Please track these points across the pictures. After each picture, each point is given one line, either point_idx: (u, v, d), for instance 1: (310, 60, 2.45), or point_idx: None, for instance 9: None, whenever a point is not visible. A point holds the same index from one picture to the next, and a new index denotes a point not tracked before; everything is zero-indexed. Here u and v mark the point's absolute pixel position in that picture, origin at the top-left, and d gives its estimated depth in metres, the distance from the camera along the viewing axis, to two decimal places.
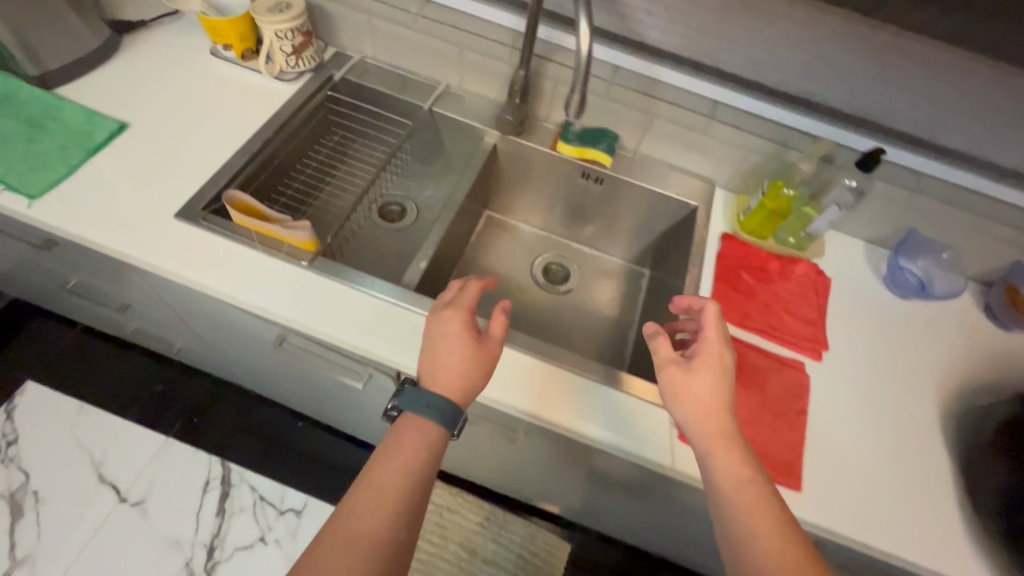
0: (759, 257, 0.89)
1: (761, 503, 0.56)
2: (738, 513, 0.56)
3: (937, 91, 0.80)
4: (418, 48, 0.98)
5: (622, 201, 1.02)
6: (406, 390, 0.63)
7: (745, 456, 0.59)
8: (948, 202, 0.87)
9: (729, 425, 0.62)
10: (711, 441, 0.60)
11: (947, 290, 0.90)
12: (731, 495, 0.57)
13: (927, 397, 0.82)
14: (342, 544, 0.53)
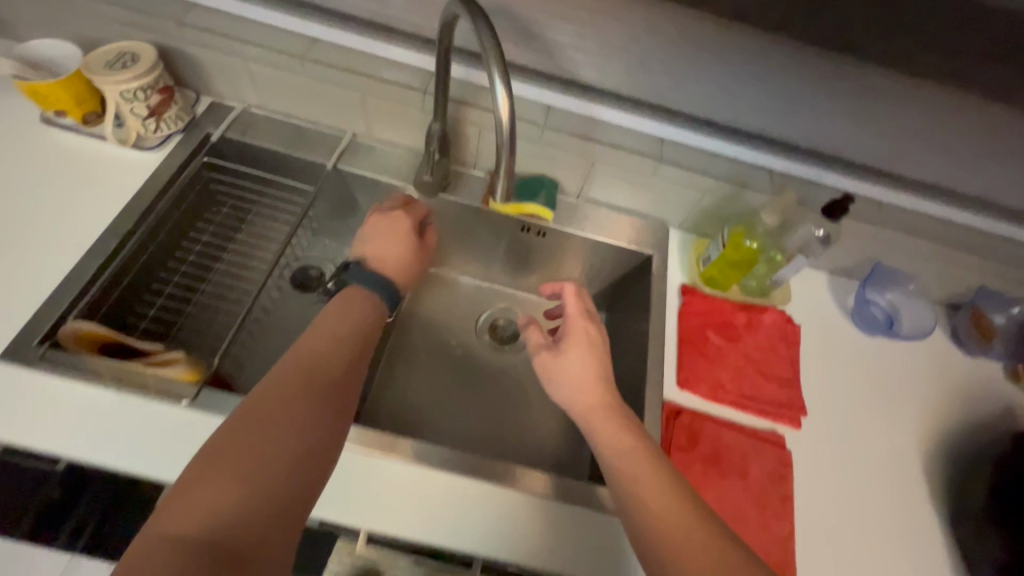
0: (724, 312, 0.81)
1: (643, 464, 0.58)
2: (621, 473, 0.58)
3: (897, 120, 0.73)
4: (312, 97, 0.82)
5: (568, 253, 0.91)
6: (354, 267, 0.69)
7: (621, 426, 0.62)
8: (913, 232, 0.81)
9: (606, 399, 0.65)
10: (590, 416, 0.64)
11: (913, 330, 0.84)
12: (614, 462, 0.59)
13: (911, 450, 0.76)
14: (268, 410, 0.48)
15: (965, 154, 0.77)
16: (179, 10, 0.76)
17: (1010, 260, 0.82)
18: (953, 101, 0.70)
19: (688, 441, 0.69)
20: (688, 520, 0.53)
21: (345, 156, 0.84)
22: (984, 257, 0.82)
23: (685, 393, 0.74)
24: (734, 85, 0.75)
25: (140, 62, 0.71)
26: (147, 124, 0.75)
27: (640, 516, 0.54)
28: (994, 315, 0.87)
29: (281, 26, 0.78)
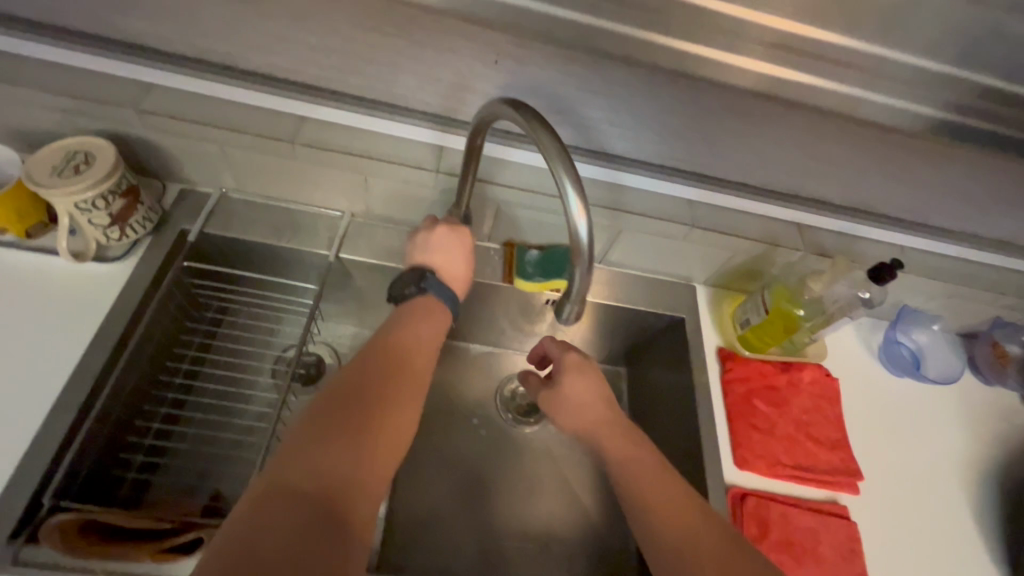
0: (765, 375, 0.78)
1: (665, 491, 0.56)
2: (641, 506, 0.56)
3: (929, 174, 0.72)
4: (304, 179, 0.72)
5: (594, 319, 0.86)
6: (430, 277, 0.63)
7: (636, 448, 0.59)
8: (937, 276, 0.81)
9: (616, 424, 0.62)
10: (605, 442, 0.61)
11: (939, 375, 0.86)
12: (630, 491, 0.57)
13: (953, 493, 0.77)
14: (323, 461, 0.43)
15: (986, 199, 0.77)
16: (136, 92, 0.64)
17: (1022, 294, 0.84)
18: (984, 157, 0.69)
19: (761, 527, 0.66)
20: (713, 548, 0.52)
21: (345, 242, 0.75)
22: (1000, 292, 0.84)
23: (744, 471, 0.71)
24: (764, 146, 0.71)
25: (97, 165, 0.59)
26: (110, 232, 0.63)
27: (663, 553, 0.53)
28: (1010, 344, 0.89)
29: (262, 104, 0.67)
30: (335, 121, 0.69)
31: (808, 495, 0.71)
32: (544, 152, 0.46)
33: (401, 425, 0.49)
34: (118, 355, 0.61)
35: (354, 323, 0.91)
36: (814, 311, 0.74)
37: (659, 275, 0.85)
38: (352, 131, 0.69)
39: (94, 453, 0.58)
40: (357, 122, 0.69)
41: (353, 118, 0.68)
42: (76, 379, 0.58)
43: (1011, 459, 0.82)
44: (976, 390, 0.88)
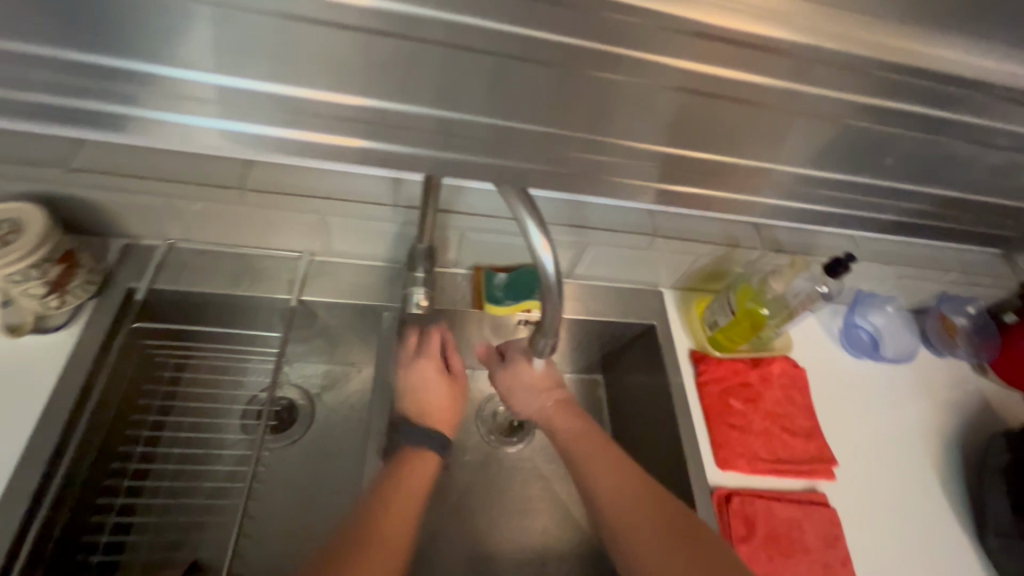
0: (738, 373, 0.80)
1: (634, 505, 0.59)
2: (610, 514, 0.60)
3: None
4: (258, 224, 0.70)
5: (567, 335, 0.86)
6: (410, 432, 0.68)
7: (612, 467, 0.63)
8: (886, 261, 0.86)
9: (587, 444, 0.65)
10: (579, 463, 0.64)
11: (895, 353, 0.90)
12: (602, 501, 0.61)
13: (921, 466, 0.81)
14: None
15: None
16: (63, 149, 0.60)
17: (964, 270, 0.89)
18: None
19: (748, 527, 0.67)
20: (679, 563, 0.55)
21: (306, 284, 0.74)
22: (944, 271, 0.88)
23: (728, 471, 0.72)
24: None
25: (26, 233, 0.55)
26: (48, 300, 0.59)
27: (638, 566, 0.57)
28: (957, 317, 0.94)
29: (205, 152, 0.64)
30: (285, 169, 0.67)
31: (788, 486, 0.73)
32: (503, 192, 0.45)
33: (362, 570, 0.53)
34: (72, 430, 0.57)
35: (324, 360, 0.88)
36: (777, 306, 0.76)
37: (626, 285, 0.86)
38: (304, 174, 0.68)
39: (54, 537, 0.54)
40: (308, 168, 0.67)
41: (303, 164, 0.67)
42: (26, 463, 0.54)
43: (968, 426, 0.87)
44: (932, 363, 0.93)
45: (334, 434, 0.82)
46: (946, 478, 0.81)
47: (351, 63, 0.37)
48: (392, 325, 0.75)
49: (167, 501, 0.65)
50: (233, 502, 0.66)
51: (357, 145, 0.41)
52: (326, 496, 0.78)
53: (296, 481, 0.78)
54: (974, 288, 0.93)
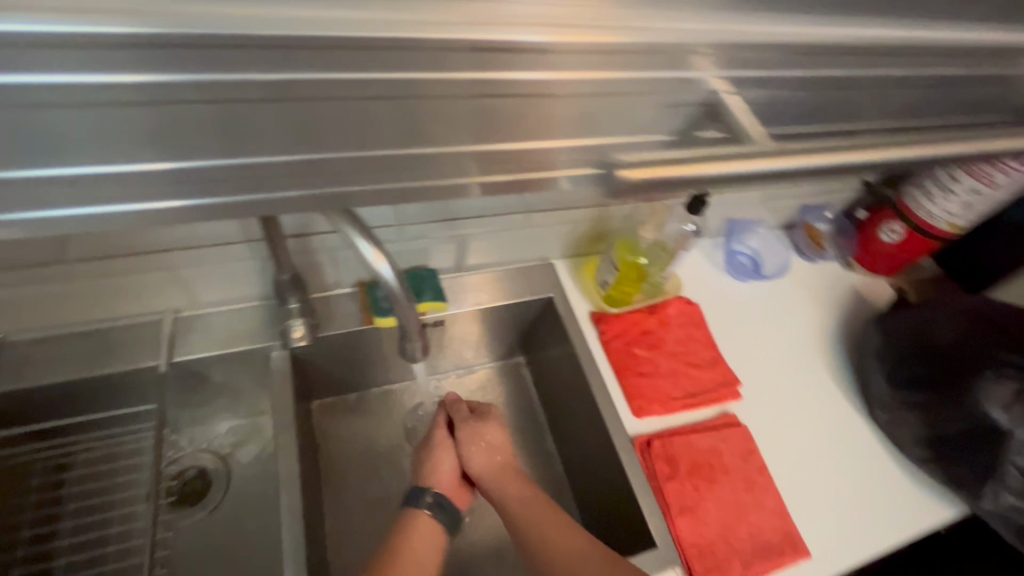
0: (637, 324, 0.83)
1: (549, 519, 0.64)
2: (526, 527, 0.63)
3: None
4: (106, 294, 0.64)
5: (473, 329, 0.86)
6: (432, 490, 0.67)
7: (524, 483, 0.68)
8: (748, 188, 0.91)
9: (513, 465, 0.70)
10: (499, 479, 0.68)
11: (776, 270, 0.97)
12: (519, 515, 0.65)
13: (814, 365, 0.89)
14: None
15: None
16: None
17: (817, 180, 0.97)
18: None
19: (670, 466, 0.70)
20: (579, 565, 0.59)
21: (175, 344, 0.68)
22: (799, 186, 0.96)
23: (644, 418, 0.75)
24: None
25: None
26: None
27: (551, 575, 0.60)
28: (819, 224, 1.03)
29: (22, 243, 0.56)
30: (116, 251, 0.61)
31: (701, 416, 0.77)
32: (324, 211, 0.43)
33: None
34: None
35: (230, 416, 0.82)
36: (657, 254, 0.80)
37: (518, 265, 0.86)
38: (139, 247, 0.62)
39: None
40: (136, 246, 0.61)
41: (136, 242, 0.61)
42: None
43: (847, 319, 0.95)
44: (808, 270, 1.01)
45: (252, 492, 0.78)
46: (837, 371, 0.88)
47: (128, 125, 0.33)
48: (284, 363, 0.71)
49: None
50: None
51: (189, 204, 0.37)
52: (259, 556, 0.73)
53: (222, 551, 0.73)
54: (827, 195, 1.01)
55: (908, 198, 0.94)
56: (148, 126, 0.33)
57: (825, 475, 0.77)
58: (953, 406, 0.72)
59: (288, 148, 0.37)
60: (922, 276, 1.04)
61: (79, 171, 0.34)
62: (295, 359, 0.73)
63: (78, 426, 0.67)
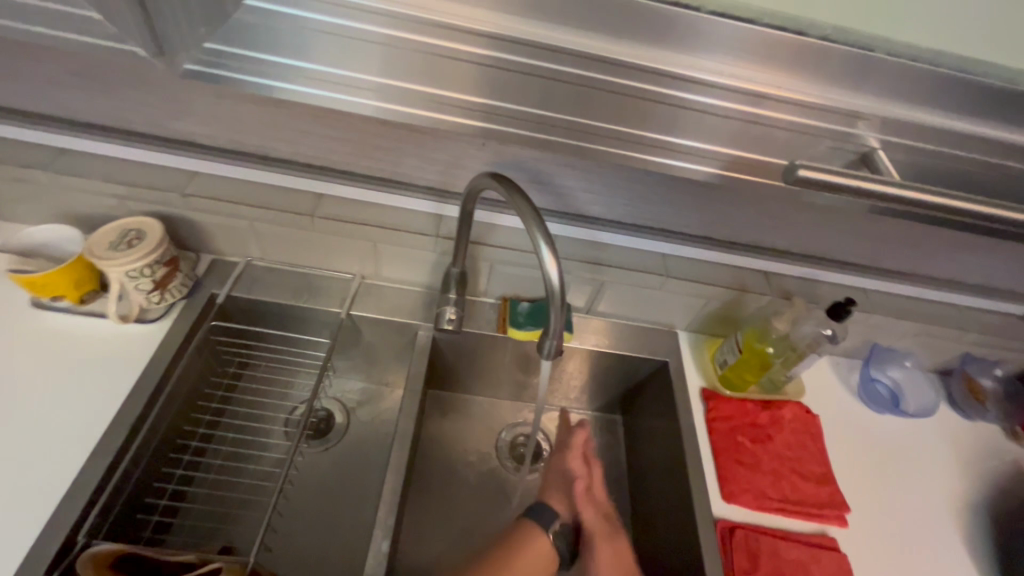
0: (746, 413, 0.83)
1: (818, 557, 0.70)
2: (805, 559, 0.69)
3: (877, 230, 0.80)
4: (286, 50, 0.58)
5: (587, 368, 0.91)
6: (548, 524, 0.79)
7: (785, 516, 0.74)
8: (905, 315, 0.87)
9: (777, 497, 0.75)
10: (763, 504, 0.74)
11: (919, 409, 0.90)
12: (791, 545, 0.70)
13: (945, 525, 0.79)
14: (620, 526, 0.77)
15: (936, 252, 0.84)
16: (182, 178, 0.76)
17: (992, 331, 0.89)
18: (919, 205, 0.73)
19: (751, 559, 0.68)
20: None
21: (354, 301, 0.84)
22: (968, 331, 0.89)
23: (732, 505, 0.74)
24: (722, 214, 0.81)
25: (147, 239, 0.70)
26: (152, 296, 0.73)
27: None
28: (982, 379, 0.93)
29: (445, 50, 0.57)
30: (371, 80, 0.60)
31: (796, 527, 0.73)
32: (520, 213, 0.52)
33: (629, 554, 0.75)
34: (154, 418, 0.68)
35: (361, 377, 0.94)
36: (784, 348, 0.81)
37: (641, 324, 0.92)
38: (411, 101, 0.61)
39: (117, 506, 0.63)
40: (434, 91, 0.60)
41: (416, 106, 0.62)
42: (109, 441, 0.64)
43: (998, 491, 0.84)
44: (958, 425, 0.91)
45: (363, 446, 0.86)
46: (972, 542, 0.78)
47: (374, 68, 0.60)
48: (425, 343, 0.84)
49: (206, 493, 0.72)
50: (262, 497, 0.73)
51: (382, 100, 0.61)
52: (348, 507, 0.79)
53: (328, 486, 0.81)
54: (1000, 352, 0.92)
55: None
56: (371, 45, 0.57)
57: None
58: None
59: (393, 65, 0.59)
60: None
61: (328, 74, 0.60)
62: (435, 344, 0.86)
63: (278, 345, 0.84)
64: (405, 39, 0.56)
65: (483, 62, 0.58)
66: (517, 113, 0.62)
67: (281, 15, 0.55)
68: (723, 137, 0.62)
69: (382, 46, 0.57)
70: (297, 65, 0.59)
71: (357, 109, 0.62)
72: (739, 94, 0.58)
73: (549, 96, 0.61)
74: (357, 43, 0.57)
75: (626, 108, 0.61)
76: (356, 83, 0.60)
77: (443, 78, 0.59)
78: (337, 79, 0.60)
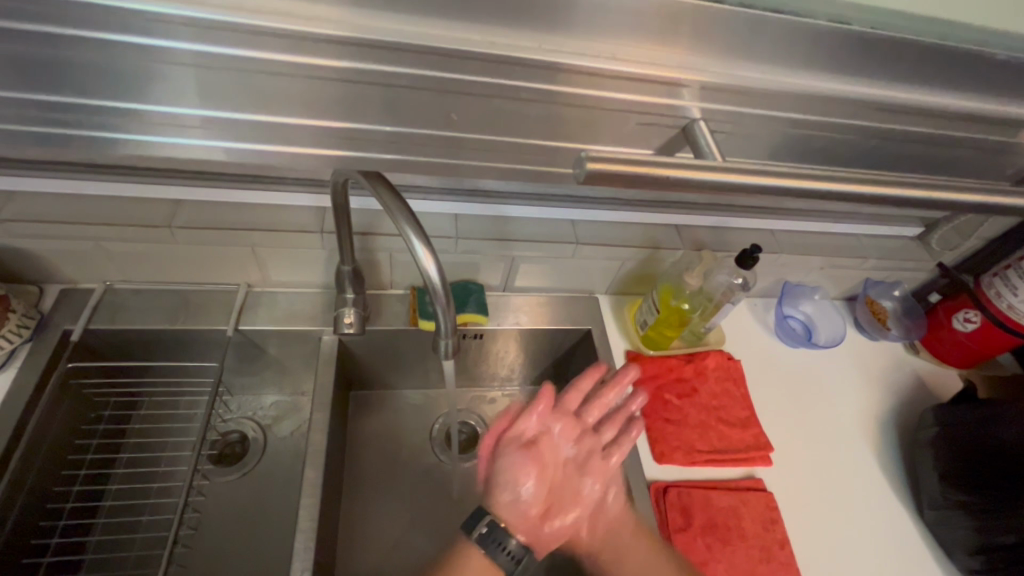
0: (670, 369, 0.83)
1: (747, 499, 0.72)
2: (733, 503, 0.71)
3: None
4: (94, 89, 0.48)
5: (512, 348, 0.88)
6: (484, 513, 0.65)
7: (713, 464, 0.75)
8: (810, 251, 0.89)
9: (705, 447, 0.76)
10: (692, 455, 0.75)
11: (830, 339, 0.93)
12: (719, 491, 0.72)
13: (859, 443, 0.84)
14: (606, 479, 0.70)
15: None
16: None
17: (888, 256, 0.93)
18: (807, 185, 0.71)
19: (683, 513, 0.69)
20: (776, 528, 0.70)
21: (244, 313, 0.76)
22: (868, 259, 0.92)
23: (662, 464, 0.74)
24: None
25: None
26: None
27: (758, 534, 0.69)
28: (884, 300, 0.98)
29: (273, 66, 0.48)
30: (200, 116, 0.51)
31: (725, 473, 0.75)
32: (387, 208, 0.47)
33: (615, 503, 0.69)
34: (8, 495, 0.57)
35: (275, 391, 0.85)
36: (699, 301, 0.81)
37: (563, 293, 0.89)
38: (246, 136, 0.53)
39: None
40: (272, 120, 0.52)
41: (256, 139, 0.53)
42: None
43: (903, 404, 0.90)
44: (866, 347, 0.97)
45: (281, 466, 0.79)
46: (883, 455, 0.83)
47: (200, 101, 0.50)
48: (332, 350, 0.78)
49: (96, 559, 0.65)
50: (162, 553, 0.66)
51: (223, 145, 0.53)
52: (273, 534, 0.73)
53: (245, 517, 0.74)
54: (898, 273, 0.96)
55: (988, 287, 0.86)
56: (189, 82, 0.49)
57: (856, 564, 0.71)
58: (998, 519, 0.68)
59: (221, 104, 0.50)
60: (1000, 374, 0.96)
61: (148, 117, 0.51)
62: (344, 348, 0.80)
63: (161, 374, 0.74)
64: (222, 60, 0.47)
65: (310, 75, 0.49)
66: (373, 134, 0.55)
67: (56, 38, 0.44)
68: (597, 133, 0.58)
69: (195, 69, 0.48)
70: (106, 104, 0.49)
71: (192, 153, 0.54)
72: (626, 79, 0.53)
73: (401, 107, 0.53)
74: (162, 67, 0.47)
75: (496, 115, 0.55)
76: (174, 119, 0.51)
77: (269, 99, 0.50)
78: (163, 112, 0.51)
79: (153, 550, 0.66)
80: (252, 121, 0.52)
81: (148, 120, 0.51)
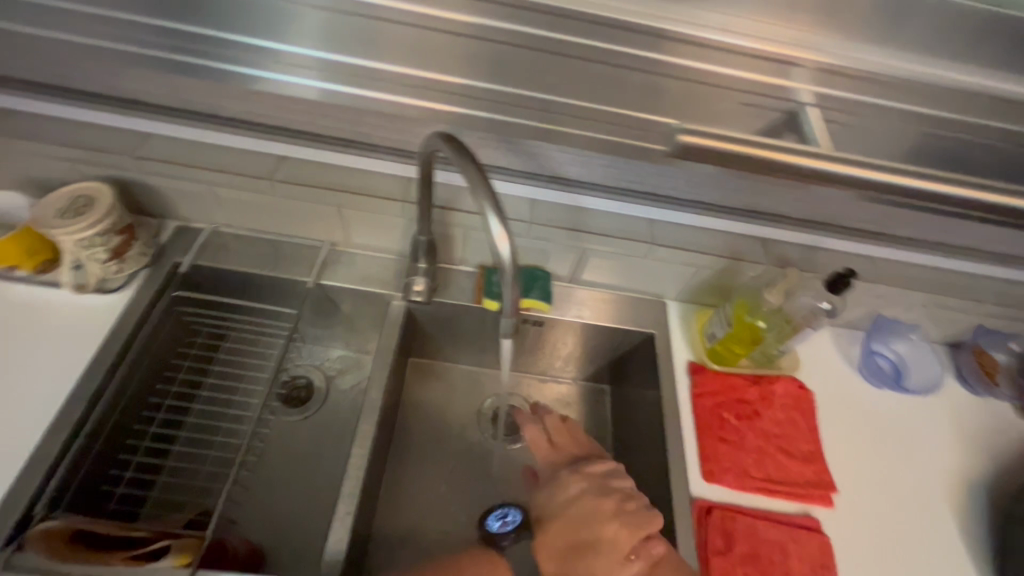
0: (733, 387, 0.79)
1: (799, 538, 0.67)
2: (784, 539, 0.67)
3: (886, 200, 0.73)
4: (244, 24, 0.60)
5: (569, 342, 0.87)
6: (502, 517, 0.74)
7: (767, 495, 0.71)
8: (913, 286, 0.81)
9: (760, 476, 0.72)
10: (744, 481, 0.71)
11: (922, 385, 0.84)
12: (769, 524, 0.68)
13: (940, 505, 0.76)
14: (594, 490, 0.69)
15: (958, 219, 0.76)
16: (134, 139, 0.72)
17: (1008, 303, 0.83)
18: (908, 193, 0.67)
19: (726, 537, 0.66)
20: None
21: (325, 269, 0.81)
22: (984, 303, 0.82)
23: (711, 483, 0.71)
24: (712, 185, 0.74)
25: (96, 205, 0.67)
26: (108, 266, 0.70)
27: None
28: (997, 353, 0.87)
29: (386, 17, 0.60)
30: (313, 58, 0.60)
31: (778, 506, 0.71)
32: (468, 182, 0.48)
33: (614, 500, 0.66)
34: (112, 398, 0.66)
35: (343, 345, 0.90)
36: (777, 322, 0.76)
37: (631, 293, 0.87)
38: (343, 80, 0.60)
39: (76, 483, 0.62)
40: (367, 69, 0.60)
41: (351, 82, 0.60)
42: (67, 415, 0.63)
43: (1001, 471, 0.79)
44: (965, 400, 0.86)
45: (338, 416, 0.84)
46: (967, 523, 0.74)
47: (320, 41, 0.60)
48: (399, 315, 0.82)
49: (176, 467, 0.72)
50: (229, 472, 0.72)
51: (323, 84, 0.59)
52: (324, 478, 0.78)
53: (302, 457, 0.80)
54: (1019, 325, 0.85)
55: None
56: (318, 26, 0.60)
57: None
58: None
59: (333, 46, 0.60)
60: None
61: (272, 47, 0.60)
62: (410, 315, 0.84)
63: (248, 314, 0.81)
64: (352, 7, 0.60)
65: (420, 24, 0.60)
66: (458, 88, 0.61)
67: None
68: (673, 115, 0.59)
69: (324, 12, 0.60)
70: (243, 40, 0.60)
71: (298, 92, 0.59)
72: (713, 47, 0.59)
73: (499, 65, 0.61)
74: (302, 13, 0.60)
75: (577, 78, 0.61)
76: (291, 58, 0.60)
77: (375, 45, 0.60)
78: (286, 47, 0.60)
79: (220, 470, 0.72)
80: (351, 66, 0.60)
81: (273, 53, 0.60)
